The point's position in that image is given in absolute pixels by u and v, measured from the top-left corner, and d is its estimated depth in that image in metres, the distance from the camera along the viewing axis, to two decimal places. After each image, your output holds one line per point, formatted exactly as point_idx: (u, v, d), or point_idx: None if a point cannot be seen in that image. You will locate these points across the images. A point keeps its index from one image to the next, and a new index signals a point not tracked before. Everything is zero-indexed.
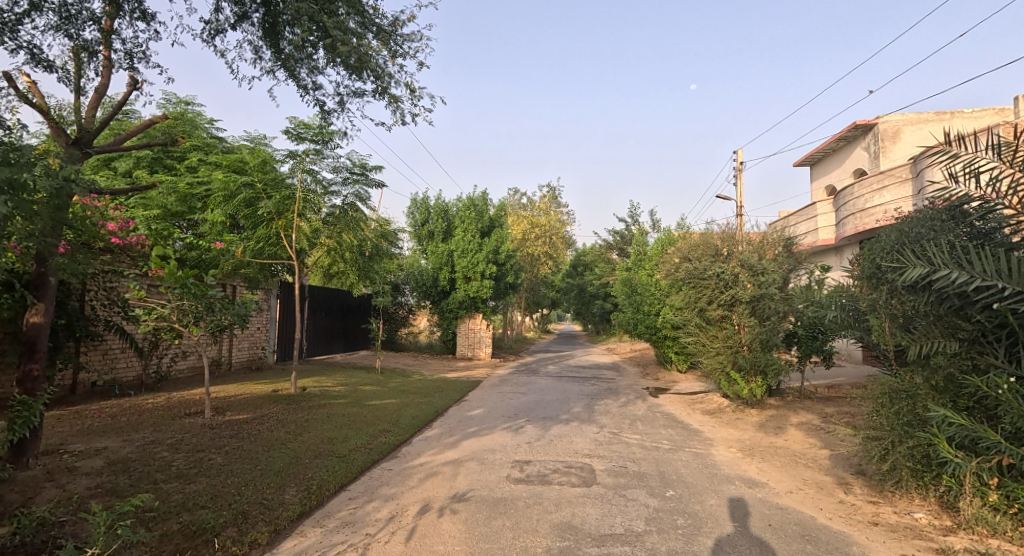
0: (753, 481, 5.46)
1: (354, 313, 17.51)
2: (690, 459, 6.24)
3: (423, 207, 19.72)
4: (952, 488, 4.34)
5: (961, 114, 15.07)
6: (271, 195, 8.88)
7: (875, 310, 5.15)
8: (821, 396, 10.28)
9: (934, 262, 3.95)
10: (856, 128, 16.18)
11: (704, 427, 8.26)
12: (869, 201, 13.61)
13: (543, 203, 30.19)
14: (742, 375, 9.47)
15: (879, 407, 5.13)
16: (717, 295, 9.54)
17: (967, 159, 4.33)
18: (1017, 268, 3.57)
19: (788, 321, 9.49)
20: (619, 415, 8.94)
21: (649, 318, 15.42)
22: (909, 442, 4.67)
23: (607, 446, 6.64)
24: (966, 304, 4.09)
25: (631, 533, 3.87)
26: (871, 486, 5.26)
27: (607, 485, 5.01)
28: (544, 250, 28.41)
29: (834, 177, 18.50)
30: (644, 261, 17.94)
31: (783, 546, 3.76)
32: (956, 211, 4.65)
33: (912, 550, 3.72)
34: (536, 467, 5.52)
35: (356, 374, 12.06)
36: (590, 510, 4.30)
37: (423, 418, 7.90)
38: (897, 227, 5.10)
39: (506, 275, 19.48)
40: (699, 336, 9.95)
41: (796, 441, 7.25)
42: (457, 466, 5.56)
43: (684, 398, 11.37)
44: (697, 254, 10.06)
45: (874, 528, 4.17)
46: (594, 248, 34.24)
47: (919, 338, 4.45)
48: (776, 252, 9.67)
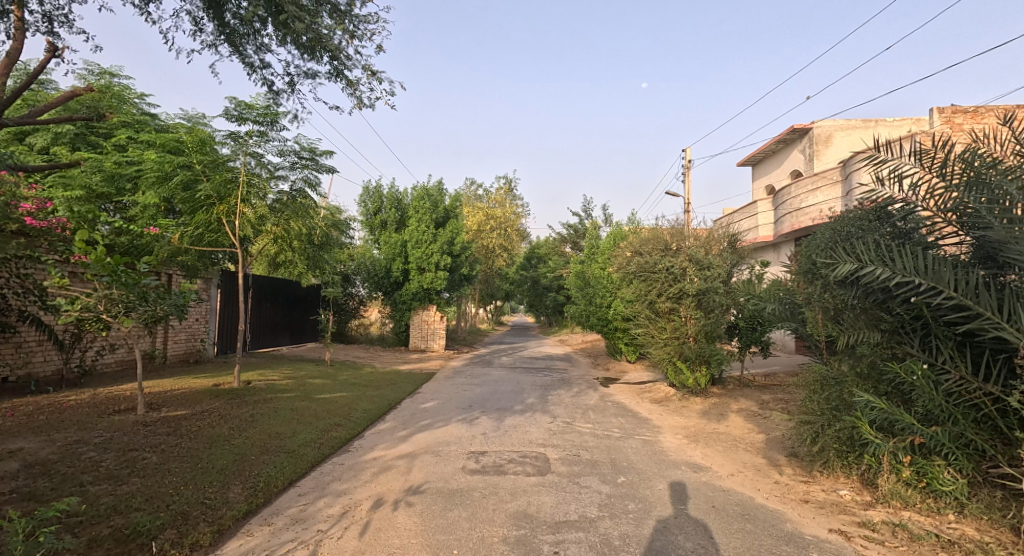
0: (698, 465, 5.73)
1: (303, 304, 16.89)
2: (640, 446, 6.47)
3: (375, 196, 19.01)
4: (873, 466, 4.74)
5: (885, 122, 16.23)
6: (211, 178, 8.36)
7: (810, 303, 5.48)
8: (759, 384, 10.90)
9: (862, 259, 4.22)
10: (794, 131, 17.11)
11: (653, 416, 8.57)
12: (805, 201, 14.47)
13: (499, 195, 29.98)
14: (687, 364, 9.94)
15: (811, 394, 5.52)
16: (666, 288, 9.88)
17: (892, 164, 4.66)
18: (932, 265, 3.89)
19: (732, 314, 9.99)
20: (571, 405, 9.12)
21: (601, 310, 15.79)
22: (837, 424, 5.04)
23: (561, 435, 6.77)
24: (888, 297, 4.40)
25: (585, 519, 3.97)
26: (801, 467, 5.65)
27: (561, 473, 5.11)
28: (498, 242, 28.38)
29: (773, 178, 19.52)
30: (597, 254, 18.30)
31: (726, 525, 3.97)
32: (881, 213, 4.94)
33: (839, 524, 4.02)
34: (492, 458, 5.54)
35: (304, 368, 11.66)
36: (545, 498, 4.37)
37: (376, 411, 7.75)
38: (831, 226, 5.37)
39: (461, 267, 19.39)
40: (649, 328, 10.29)
41: (737, 427, 7.67)
42: (412, 459, 5.48)
43: (633, 388, 11.75)
44: (648, 248, 10.34)
45: (805, 506, 4.48)
46: (548, 241, 34.57)
47: (848, 329, 4.79)
48: (721, 248, 10.08)
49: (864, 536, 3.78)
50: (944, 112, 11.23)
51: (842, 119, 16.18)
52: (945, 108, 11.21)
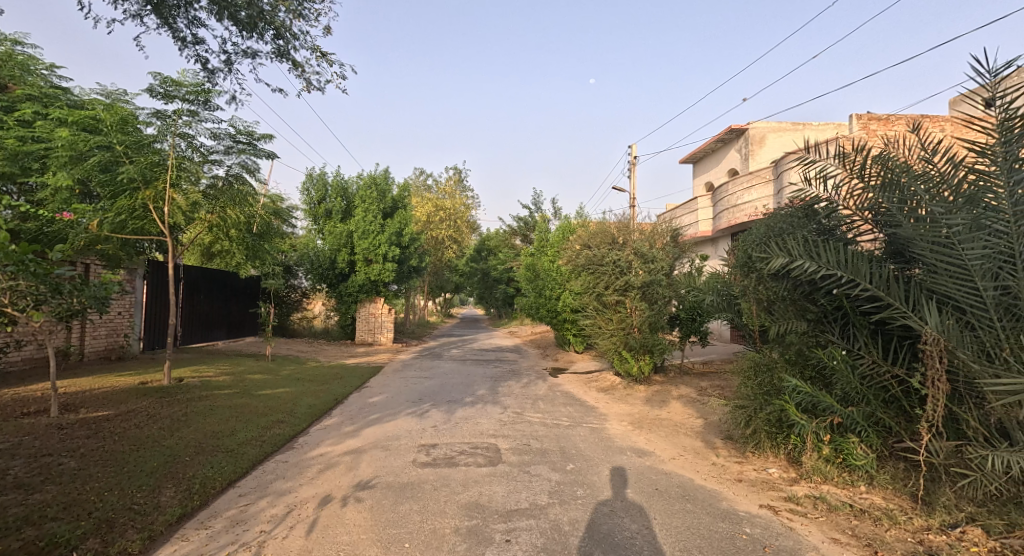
0: (642, 450, 5.97)
1: (240, 296, 16.02)
2: (587, 433, 6.65)
3: (319, 183, 18.14)
4: (798, 445, 5.10)
5: (812, 125, 17.36)
6: (134, 160, 7.78)
7: (745, 295, 5.80)
8: (697, 371, 11.47)
9: (792, 253, 4.47)
10: (731, 132, 17.98)
11: (600, 404, 8.83)
12: (740, 198, 15.28)
13: (448, 186, 29.66)
14: (632, 353, 10.32)
15: (745, 379, 5.86)
16: (613, 281, 10.15)
17: (818, 165, 4.97)
18: (852, 260, 4.19)
19: (673, 305, 10.43)
20: (521, 395, 9.23)
21: (551, 302, 16.02)
22: (767, 407, 5.39)
23: (511, 425, 6.84)
24: (814, 289, 4.71)
25: (535, 507, 4.04)
26: (736, 448, 6.01)
27: (512, 463, 5.17)
28: (448, 234, 28.11)
29: (712, 175, 20.44)
30: (546, 247, 18.52)
31: (669, 506, 4.18)
32: (808, 210, 5.26)
33: (768, 500, 4.32)
34: (443, 450, 5.53)
35: (242, 363, 11.12)
36: (496, 488, 4.41)
37: (321, 406, 7.51)
38: (764, 222, 5.66)
39: (410, 259, 19.05)
40: (597, 319, 10.57)
41: (678, 412, 8.04)
42: (359, 454, 5.36)
43: (581, 377, 12.04)
44: (596, 241, 10.57)
45: (739, 484, 4.77)
46: (498, 234, 34.61)
47: (778, 319, 5.11)
48: (665, 242, 10.46)
49: (790, 509, 4.08)
50: (861, 119, 12.16)
51: (775, 122, 17.15)
52: (862, 115, 12.14)
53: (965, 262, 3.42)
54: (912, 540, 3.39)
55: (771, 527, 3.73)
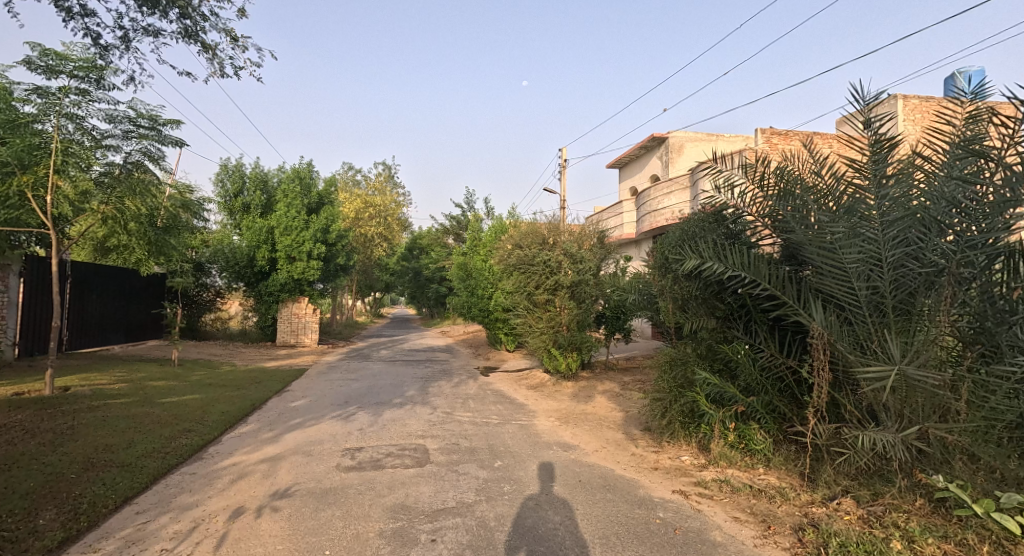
0: (567, 444, 6.19)
1: (141, 296, 14.69)
2: (516, 430, 6.78)
3: (236, 175, 16.99)
4: (707, 434, 5.52)
5: (725, 136, 18.66)
6: (9, 142, 6.95)
7: (662, 294, 6.16)
8: (621, 367, 12.02)
9: (703, 255, 4.82)
10: (653, 140, 18.96)
11: (528, 401, 9.02)
12: (661, 203, 16.14)
13: (378, 182, 28.91)
14: (560, 351, 10.64)
15: (661, 373, 6.24)
16: (543, 280, 10.40)
17: (725, 175, 5.38)
18: (754, 262, 4.58)
19: (600, 304, 10.87)
20: (451, 395, 9.23)
21: (483, 301, 16.10)
22: (681, 399, 5.79)
23: (441, 425, 6.83)
24: (721, 289, 5.10)
25: (462, 505, 4.08)
26: (653, 439, 6.39)
27: (440, 462, 5.18)
28: (377, 231, 27.40)
29: (636, 180, 21.41)
30: (478, 247, 18.58)
31: (590, 497, 4.38)
32: (718, 216, 5.68)
33: (680, 485, 4.65)
34: (368, 453, 5.42)
35: (144, 369, 10.22)
36: (423, 489, 4.40)
37: (235, 413, 7.09)
38: (679, 226, 6.05)
39: (336, 257, 18.39)
40: (527, 317, 10.81)
41: (602, 406, 8.39)
42: (277, 462, 5.14)
43: (511, 375, 12.22)
44: (527, 241, 10.77)
45: (655, 472, 5.09)
46: (430, 232, 34.14)
47: (692, 317, 5.47)
48: (593, 243, 10.79)
49: (698, 492, 4.41)
50: (765, 133, 13.24)
51: (692, 132, 18.27)
52: (765, 129, 13.24)
53: (844, 265, 3.84)
54: (799, 513, 3.79)
55: (681, 510, 4.01)
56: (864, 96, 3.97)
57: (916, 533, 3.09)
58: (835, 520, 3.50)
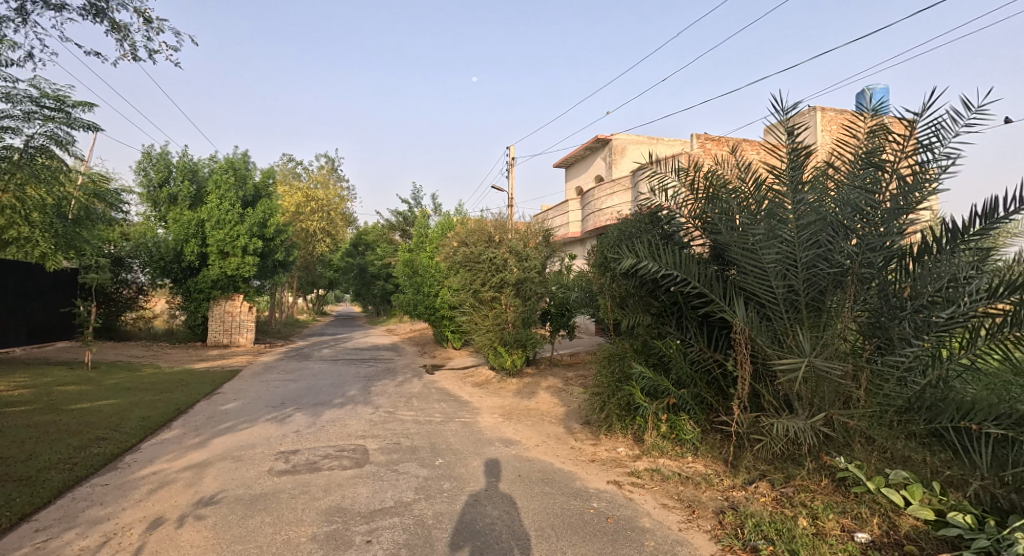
0: (509, 440, 6.26)
1: (49, 293, 13.48)
2: (459, 428, 6.79)
3: (161, 164, 15.91)
4: (642, 425, 5.76)
5: (664, 140, 19.43)
6: None
7: (602, 292, 6.34)
8: (565, 363, 12.27)
9: (638, 255, 5.00)
10: (598, 141, 19.44)
11: (473, 398, 9.04)
12: (604, 203, 16.59)
13: (320, 175, 27.94)
14: (506, 348, 10.73)
15: (601, 368, 6.44)
16: (489, 278, 10.44)
17: (660, 178, 5.59)
18: (685, 261, 4.80)
19: (545, 301, 11.04)
20: (394, 394, 9.10)
21: (429, 298, 15.94)
22: (618, 393, 6.00)
23: (382, 425, 6.73)
24: (656, 287, 5.31)
25: (400, 504, 4.06)
26: (592, 432, 6.58)
27: (380, 462, 5.12)
28: (319, 226, 26.45)
29: (581, 180, 21.86)
30: (425, 244, 18.37)
31: (528, 490, 4.46)
32: (653, 217, 5.89)
33: (615, 476, 4.83)
34: (304, 456, 5.27)
35: (53, 373, 9.41)
36: (360, 490, 4.33)
37: (157, 419, 6.68)
38: (618, 226, 6.23)
39: (275, 252, 17.62)
40: (473, 315, 10.83)
41: (545, 402, 8.55)
42: (203, 468, 4.89)
43: (456, 373, 12.18)
44: (473, 239, 10.75)
45: (592, 464, 5.26)
46: (375, 228, 33.34)
47: (629, 314, 5.67)
48: (538, 241, 10.91)
49: (631, 482, 4.60)
50: (700, 138, 13.91)
51: (634, 134, 18.89)
52: (701, 135, 13.88)
53: (763, 265, 4.11)
54: (721, 498, 4.04)
55: (615, 499, 4.17)
56: (782, 108, 4.26)
57: (819, 511, 3.37)
58: (752, 503, 3.76)
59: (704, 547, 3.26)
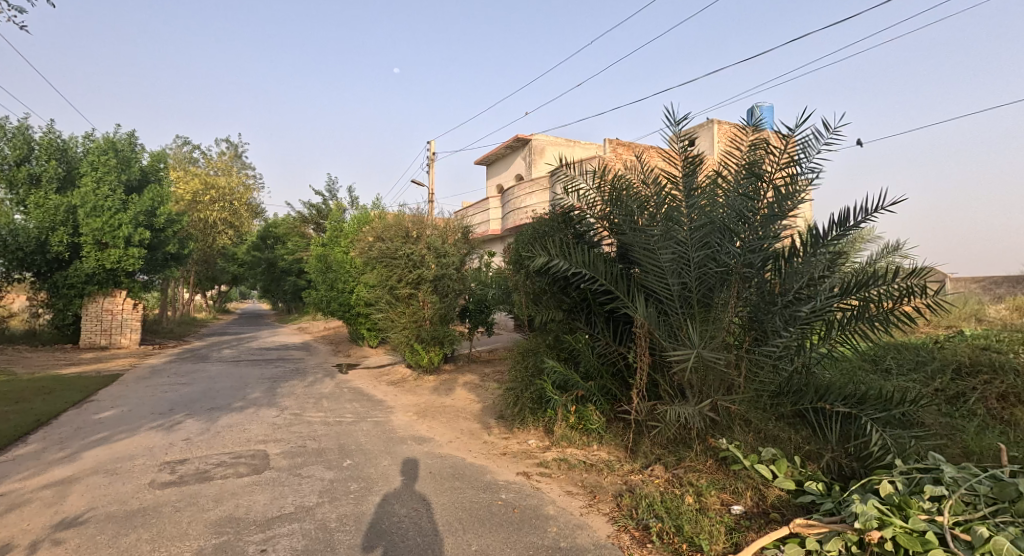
0: (422, 437, 6.21)
1: None
2: (371, 427, 6.62)
3: (21, 139, 13.83)
4: (552, 418, 5.97)
5: (581, 143, 20.17)
6: None
7: (517, 288, 6.45)
8: (483, 359, 12.36)
9: (550, 253, 5.14)
10: (519, 141, 19.73)
11: (387, 397, 8.84)
12: (524, 202, 16.89)
13: (221, 161, 25.83)
14: (423, 345, 10.60)
15: (515, 363, 6.59)
16: (405, 274, 10.24)
17: (571, 180, 5.78)
18: (593, 260, 5.01)
19: (463, 298, 11.04)
20: (302, 395, 8.67)
21: (343, 295, 15.34)
22: (531, 387, 6.18)
23: (286, 428, 6.39)
24: (567, 284, 5.49)
25: (301, 509, 3.89)
26: (505, 425, 6.70)
27: (281, 467, 4.87)
28: (220, 216, 24.41)
29: (502, 178, 22.06)
30: (339, 238, 17.61)
31: (439, 486, 4.47)
32: (564, 217, 6.05)
33: (524, 467, 4.97)
34: (194, 465, 4.88)
35: None
36: (258, 497, 4.10)
37: (11, 433, 5.84)
38: (531, 224, 6.34)
39: (166, 244, 16.06)
40: (389, 312, 10.58)
41: (461, 398, 8.56)
42: (68, 486, 4.37)
43: (372, 372, 11.84)
44: (390, 234, 10.47)
45: (503, 457, 5.37)
46: (285, 220, 31.39)
47: (542, 310, 5.82)
48: (457, 237, 10.84)
49: (539, 472, 4.76)
50: (613, 143, 14.62)
51: (553, 136, 19.42)
52: (613, 140, 14.59)
53: (661, 264, 4.40)
54: (620, 482, 4.30)
55: (522, 490, 4.29)
56: (678, 120, 4.60)
57: (703, 488, 3.70)
58: (647, 484, 4.04)
59: (601, 529, 3.45)
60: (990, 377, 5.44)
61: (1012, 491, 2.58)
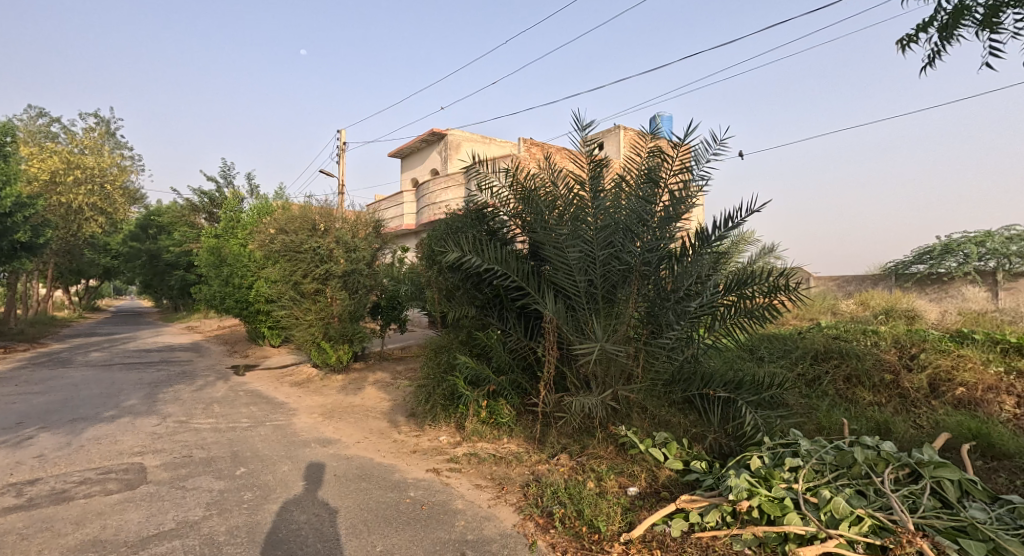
0: (326, 440, 5.96)
1: None
2: (269, 432, 6.23)
3: None
4: (464, 413, 6.00)
5: (496, 141, 20.35)
6: None
7: (429, 285, 6.37)
8: (395, 357, 12.08)
9: (463, 249, 5.14)
10: (434, 135, 19.46)
11: (290, 399, 8.35)
12: (439, 197, 16.71)
13: (89, 138, 22.71)
14: (330, 343, 10.14)
15: (427, 359, 6.54)
16: (311, 269, 9.71)
17: (484, 177, 5.83)
18: (505, 256, 5.09)
19: (374, 294, 10.69)
20: (190, 400, 7.93)
21: (240, 290, 14.21)
22: (443, 384, 6.17)
23: (169, 437, 5.82)
24: (479, 280, 5.52)
25: (184, 525, 3.58)
26: (416, 423, 6.62)
27: (162, 480, 4.44)
28: (88, 201, 21.48)
29: (417, 172, 21.64)
30: (236, 229, 16.27)
31: (342, 489, 4.33)
32: (477, 213, 6.06)
33: (434, 464, 4.95)
34: (51, 484, 4.30)
35: None
36: (131, 516, 3.71)
37: None
38: (444, 220, 6.27)
39: (16, 231, 13.83)
40: (293, 310, 9.95)
41: (371, 397, 8.32)
42: None
43: (273, 373, 11.12)
44: (294, 226, 9.84)
45: (412, 455, 5.31)
46: (171, 207, 28.35)
47: (454, 306, 5.81)
48: (368, 231, 10.46)
49: (449, 468, 4.78)
50: (527, 142, 14.93)
51: (469, 132, 19.40)
52: (528, 139, 14.89)
53: (569, 261, 4.59)
54: (527, 472, 4.44)
55: (431, 487, 4.28)
56: (584, 124, 4.81)
57: (603, 473, 3.93)
58: (552, 473, 4.21)
59: (507, 519, 3.55)
60: (839, 362, 6.31)
61: (848, 458, 3.04)
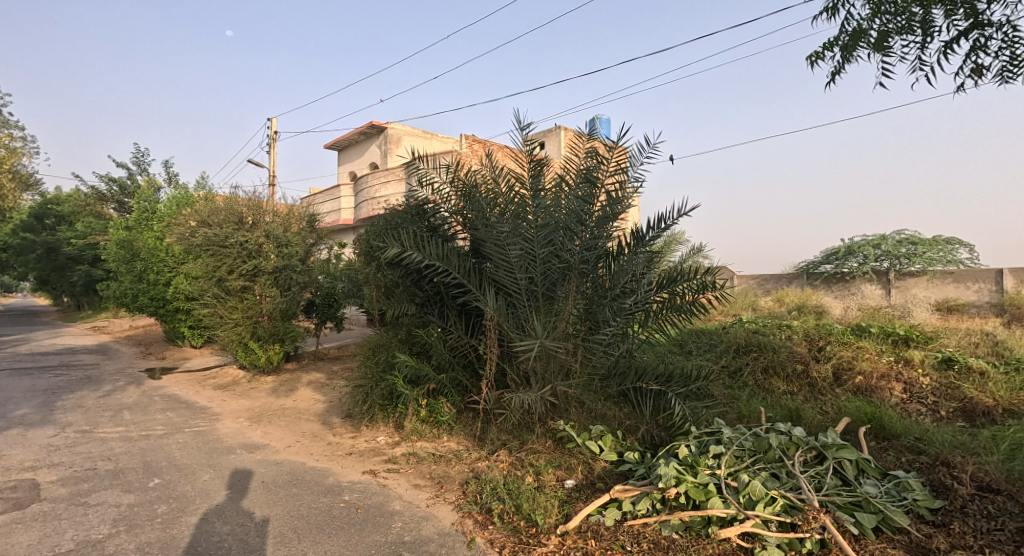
0: (253, 445, 5.64)
1: None
2: (188, 439, 5.81)
3: None
4: (402, 413, 5.88)
5: (438, 136, 20.11)
6: None
7: (367, 282, 6.19)
8: (331, 356, 11.64)
9: (403, 245, 5.03)
10: (373, 128, 18.91)
11: (213, 403, 7.83)
12: (378, 192, 16.27)
13: None
14: (259, 343, 9.60)
15: (365, 359, 6.38)
16: (238, 265, 9.19)
17: (424, 173, 5.76)
18: (446, 253, 5.04)
19: (308, 291, 10.24)
20: (95, 408, 7.24)
21: (156, 287, 13.15)
22: (381, 384, 6.02)
23: (69, 449, 5.28)
24: (419, 277, 5.43)
25: (86, 545, 3.27)
26: (351, 424, 6.41)
27: (60, 497, 4.03)
28: None
29: (355, 165, 20.95)
30: (151, 221, 15.03)
31: (270, 496, 4.12)
32: (417, 209, 5.94)
33: (370, 465, 4.83)
34: None
35: None
36: (21, 538, 3.34)
37: None
38: (382, 216, 6.10)
39: None
40: (217, 308, 9.33)
41: (304, 399, 7.97)
42: None
43: (194, 375, 10.38)
44: (219, 219, 9.24)
45: (347, 457, 5.14)
46: (74, 196, 25.69)
47: (394, 303, 5.68)
48: (301, 226, 9.99)
49: (387, 469, 4.68)
50: (469, 139, 14.87)
51: (409, 126, 19.02)
52: (470, 136, 14.82)
53: (510, 258, 4.62)
54: (467, 470, 4.44)
55: (367, 489, 4.17)
56: (525, 124, 4.89)
57: (542, 467, 3.99)
58: (492, 470, 4.23)
59: (446, 517, 3.53)
60: (757, 354, 6.78)
61: (765, 443, 3.29)
